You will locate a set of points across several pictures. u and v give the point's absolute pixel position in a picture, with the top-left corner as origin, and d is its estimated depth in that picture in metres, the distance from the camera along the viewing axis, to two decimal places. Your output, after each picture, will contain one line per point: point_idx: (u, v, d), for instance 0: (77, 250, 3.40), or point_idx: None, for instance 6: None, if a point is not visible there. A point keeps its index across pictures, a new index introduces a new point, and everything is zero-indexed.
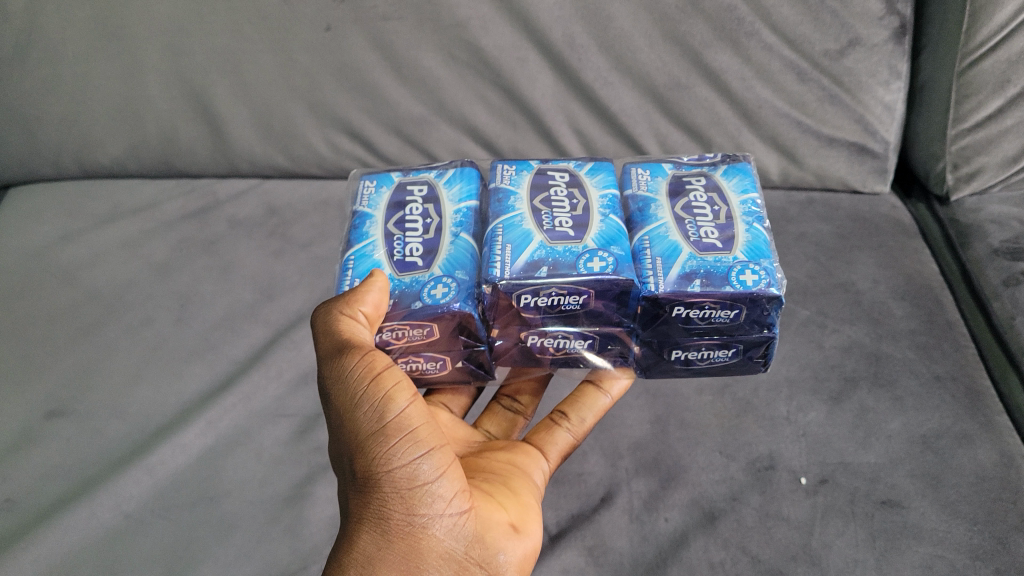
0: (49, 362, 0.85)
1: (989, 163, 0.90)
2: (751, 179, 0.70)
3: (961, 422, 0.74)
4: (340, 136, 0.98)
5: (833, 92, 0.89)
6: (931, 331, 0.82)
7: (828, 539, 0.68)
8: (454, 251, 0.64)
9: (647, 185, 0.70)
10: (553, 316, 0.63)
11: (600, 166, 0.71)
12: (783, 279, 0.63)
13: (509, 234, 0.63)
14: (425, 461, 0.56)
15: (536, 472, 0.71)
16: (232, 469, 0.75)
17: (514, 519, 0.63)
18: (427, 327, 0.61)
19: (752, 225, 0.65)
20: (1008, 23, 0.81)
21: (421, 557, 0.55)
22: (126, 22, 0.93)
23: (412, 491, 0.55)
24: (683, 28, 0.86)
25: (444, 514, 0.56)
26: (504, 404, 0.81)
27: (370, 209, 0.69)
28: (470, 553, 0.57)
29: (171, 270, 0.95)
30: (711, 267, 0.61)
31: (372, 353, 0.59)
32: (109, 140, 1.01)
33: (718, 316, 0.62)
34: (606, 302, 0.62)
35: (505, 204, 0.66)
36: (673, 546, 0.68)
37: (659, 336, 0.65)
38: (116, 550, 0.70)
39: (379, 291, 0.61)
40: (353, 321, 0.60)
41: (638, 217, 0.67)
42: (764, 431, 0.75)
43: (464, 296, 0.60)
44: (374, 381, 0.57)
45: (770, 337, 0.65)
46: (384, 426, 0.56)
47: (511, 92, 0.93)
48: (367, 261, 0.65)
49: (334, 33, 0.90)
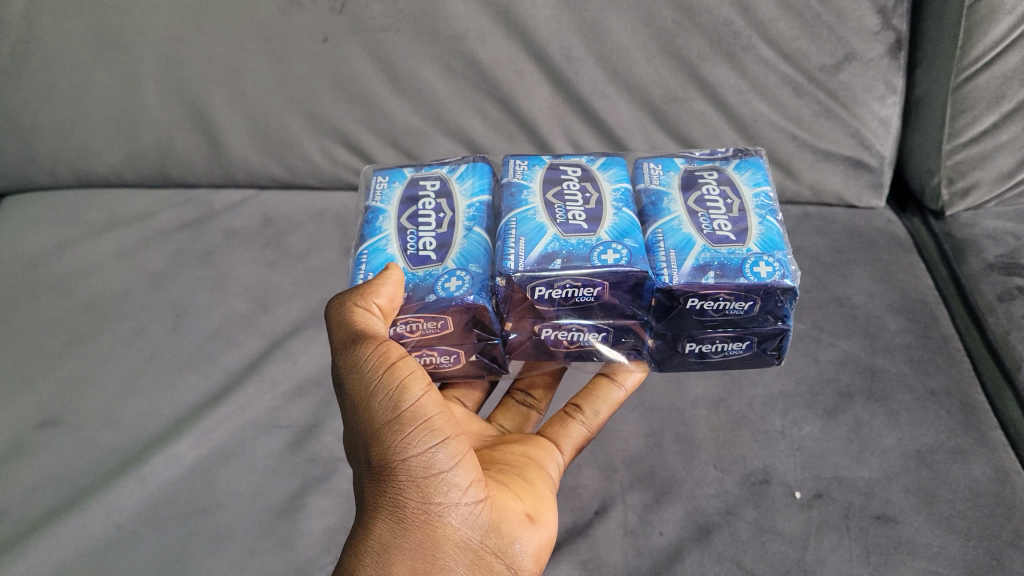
0: (43, 372, 0.85)
1: (984, 178, 0.90)
2: (763, 173, 0.70)
3: (955, 437, 0.75)
4: (337, 146, 0.98)
5: (829, 106, 0.89)
6: (926, 345, 0.82)
7: (823, 554, 0.68)
8: (467, 245, 0.64)
9: (660, 179, 0.70)
10: (567, 308, 0.63)
11: (612, 161, 0.71)
12: (797, 271, 0.63)
13: (523, 227, 0.63)
14: (441, 450, 0.56)
15: (551, 464, 0.71)
16: (225, 481, 0.74)
17: (529, 509, 0.63)
18: (441, 320, 0.61)
19: (766, 217, 0.65)
20: (1002, 38, 0.82)
21: (437, 546, 0.54)
22: (123, 30, 0.93)
23: (428, 480, 0.55)
24: (680, 41, 0.86)
25: (460, 502, 0.56)
26: (518, 399, 0.81)
27: (383, 204, 0.69)
28: (486, 542, 0.57)
29: (166, 280, 0.94)
30: (725, 259, 0.61)
31: (387, 343, 0.59)
32: (105, 149, 1.01)
33: (732, 308, 0.62)
34: (621, 293, 0.62)
35: (519, 197, 0.66)
36: (668, 560, 0.68)
37: (673, 328, 0.65)
38: (108, 562, 0.69)
39: (394, 284, 0.61)
40: (368, 313, 0.60)
41: (650, 210, 0.67)
42: (759, 445, 0.75)
43: (478, 289, 0.60)
44: (389, 370, 0.57)
45: (786, 329, 0.64)
46: (399, 415, 0.56)
47: (508, 105, 0.93)
48: (381, 255, 0.65)
49: (332, 44, 0.90)
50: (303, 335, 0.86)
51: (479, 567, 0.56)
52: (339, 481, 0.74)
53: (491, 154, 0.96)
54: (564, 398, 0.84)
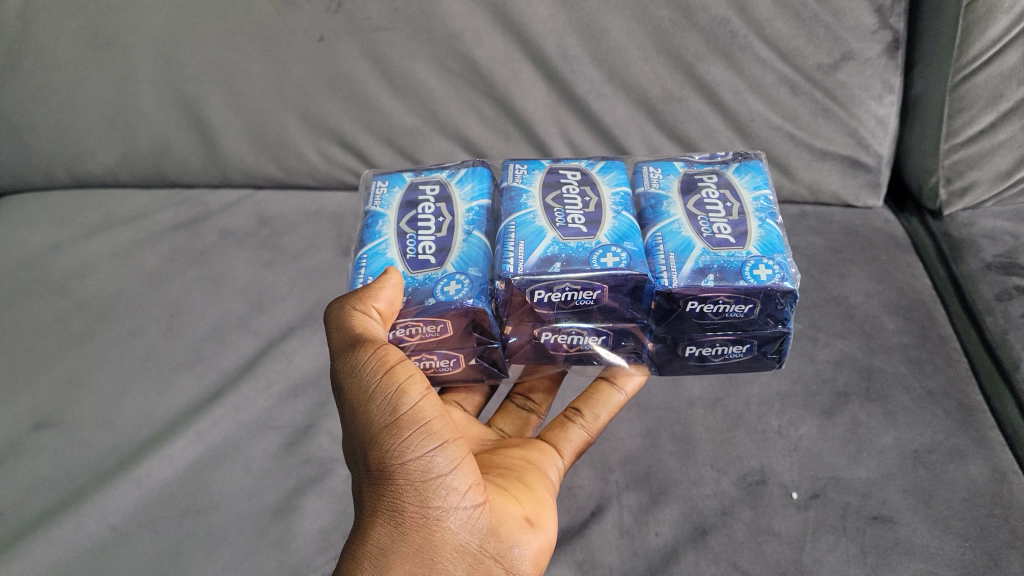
0: (38, 373, 0.85)
1: (982, 178, 0.90)
2: (763, 176, 0.70)
3: (953, 437, 0.74)
4: (333, 146, 0.98)
5: (827, 105, 0.89)
6: (924, 345, 0.82)
7: (819, 554, 0.67)
8: (466, 249, 0.64)
9: (659, 182, 0.70)
10: (567, 312, 0.63)
11: (611, 165, 0.71)
12: (797, 273, 0.63)
13: (522, 231, 0.63)
14: (439, 453, 0.56)
15: (551, 468, 0.70)
16: (219, 482, 0.74)
17: (529, 512, 0.63)
18: (440, 323, 0.61)
19: (765, 220, 0.65)
20: (1000, 37, 0.81)
21: (436, 550, 0.54)
22: (118, 31, 0.92)
23: (426, 483, 0.55)
24: (677, 40, 0.86)
25: (459, 506, 0.56)
26: (518, 403, 0.81)
27: (382, 208, 0.69)
28: (484, 546, 0.57)
29: (162, 280, 0.94)
30: (725, 262, 0.61)
31: (386, 347, 0.59)
32: (101, 149, 1.01)
33: (732, 311, 0.61)
34: (620, 296, 0.61)
35: (518, 201, 0.66)
36: (664, 561, 0.68)
37: (673, 331, 0.65)
38: (101, 563, 0.69)
39: (393, 288, 0.60)
40: (367, 316, 0.60)
41: (650, 214, 0.67)
42: (756, 446, 0.75)
43: (477, 292, 0.60)
44: (388, 374, 0.57)
45: (785, 332, 0.64)
46: (398, 418, 0.56)
47: (504, 104, 0.93)
48: (381, 259, 0.65)
49: (328, 44, 0.90)
50: (299, 335, 0.86)
51: (478, 571, 0.56)
52: (335, 481, 0.74)
53: (487, 154, 0.96)
54: (564, 401, 0.84)
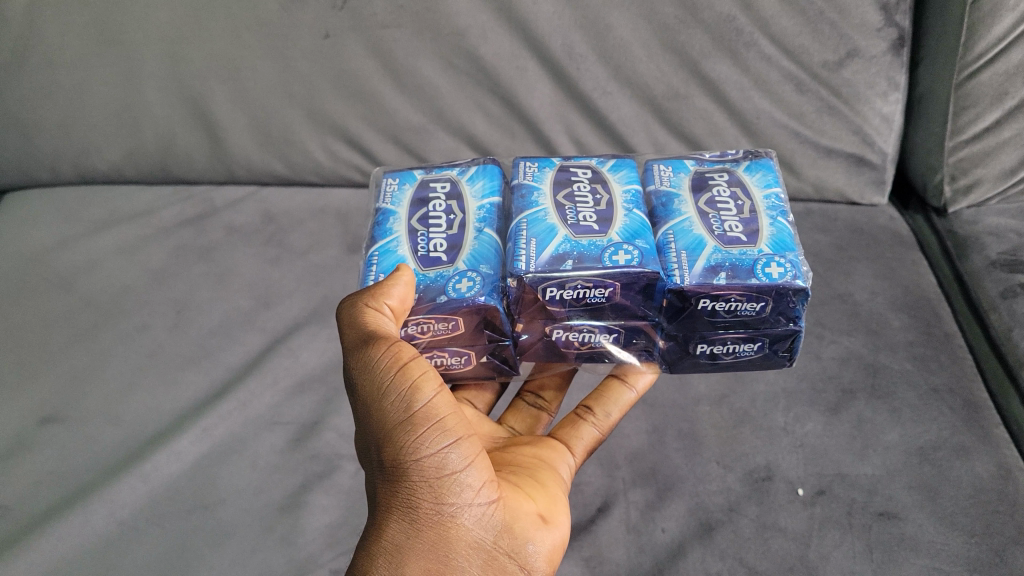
0: (44, 369, 0.85)
1: (987, 175, 0.90)
2: (773, 174, 0.70)
3: (958, 433, 0.74)
4: (339, 143, 0.98)
5: (832, 103, 0.89)
6: (929, 342, 0.82)
7: (826, 550, 0.67)
8: (477, 246, 0.64)
9: (670, 180, 0.70)
10: (578, 310, 0.63)
11: (622, 163, 0.71)
12: (808, 271, 0.63)
13: (534, 228, 0.63)
14: (454, 450, 0.56)
15: (562, 465, 0.70)
16: (226, 477, 0.74)
17: (542, 510, 0.62)
18: (452, 321, 0.61)
19: (776, 218, 0.65)
20: (1006, 35, 0.81)
21: (450, 547, 0.54)
22: (124, 28, 0.92)
23: (441, 480, 0.55)
24: (683, 38, 0.86)
25: (473, 503, 0.56)
26: (528, 401, 0.81)
27: (393, 206, 0.69)
28: (499, 543, 0.57)
29: (167, 276, 0.94)
30: (737, 260, 0.61)
31: (399, 344, 0.59)
32: (107, 145, 1.01)
33: (744, 309, 0.61)
34: (632, 295, 0.61)
35: (529, 199, 0.66)
36: (671, 556, 0.68)
37: (684, 330, 0.65)
38: (108, 559, 0.69)
39: (405, 285, 0.60)
40: (379, 313, 0.60)
41: (661, 212, 0.67)
42: (762, 442, 0.75)
43: (489, 290, 0.60)
44: (401, 370, 0.57)
45: (797, 330, 0.64)
46: (412, 415, 0.56)
47: (510, 101, 0.93)
48: (392, 257, 0.65)
49: (333, 41, 0.90)
50: (306, 331, 0.86)
51: (492, 567, 0.56)
52: (342, 478, 0.74)
53: (492, 152, 0.97)
54: (575, 400, 0.84)
